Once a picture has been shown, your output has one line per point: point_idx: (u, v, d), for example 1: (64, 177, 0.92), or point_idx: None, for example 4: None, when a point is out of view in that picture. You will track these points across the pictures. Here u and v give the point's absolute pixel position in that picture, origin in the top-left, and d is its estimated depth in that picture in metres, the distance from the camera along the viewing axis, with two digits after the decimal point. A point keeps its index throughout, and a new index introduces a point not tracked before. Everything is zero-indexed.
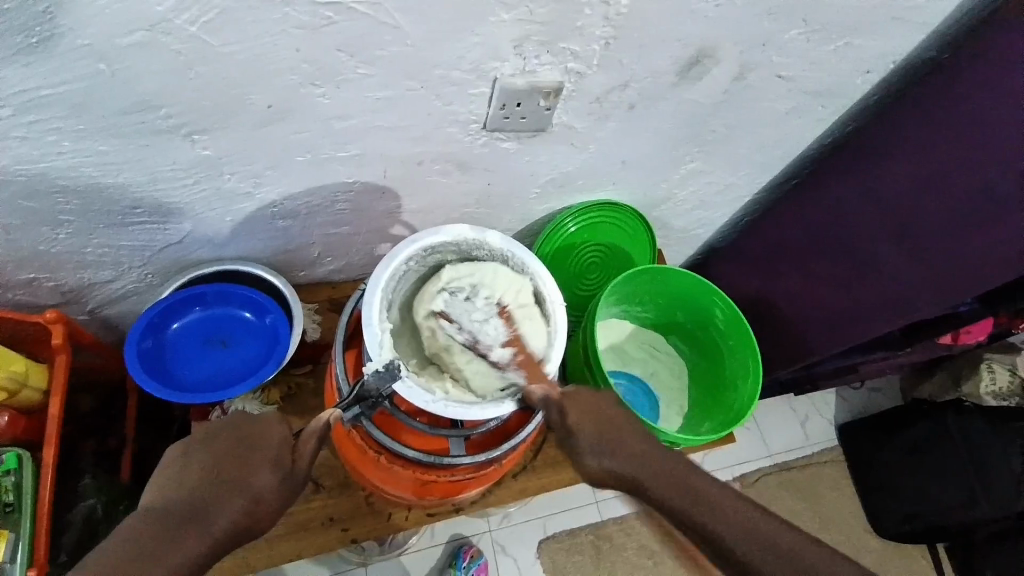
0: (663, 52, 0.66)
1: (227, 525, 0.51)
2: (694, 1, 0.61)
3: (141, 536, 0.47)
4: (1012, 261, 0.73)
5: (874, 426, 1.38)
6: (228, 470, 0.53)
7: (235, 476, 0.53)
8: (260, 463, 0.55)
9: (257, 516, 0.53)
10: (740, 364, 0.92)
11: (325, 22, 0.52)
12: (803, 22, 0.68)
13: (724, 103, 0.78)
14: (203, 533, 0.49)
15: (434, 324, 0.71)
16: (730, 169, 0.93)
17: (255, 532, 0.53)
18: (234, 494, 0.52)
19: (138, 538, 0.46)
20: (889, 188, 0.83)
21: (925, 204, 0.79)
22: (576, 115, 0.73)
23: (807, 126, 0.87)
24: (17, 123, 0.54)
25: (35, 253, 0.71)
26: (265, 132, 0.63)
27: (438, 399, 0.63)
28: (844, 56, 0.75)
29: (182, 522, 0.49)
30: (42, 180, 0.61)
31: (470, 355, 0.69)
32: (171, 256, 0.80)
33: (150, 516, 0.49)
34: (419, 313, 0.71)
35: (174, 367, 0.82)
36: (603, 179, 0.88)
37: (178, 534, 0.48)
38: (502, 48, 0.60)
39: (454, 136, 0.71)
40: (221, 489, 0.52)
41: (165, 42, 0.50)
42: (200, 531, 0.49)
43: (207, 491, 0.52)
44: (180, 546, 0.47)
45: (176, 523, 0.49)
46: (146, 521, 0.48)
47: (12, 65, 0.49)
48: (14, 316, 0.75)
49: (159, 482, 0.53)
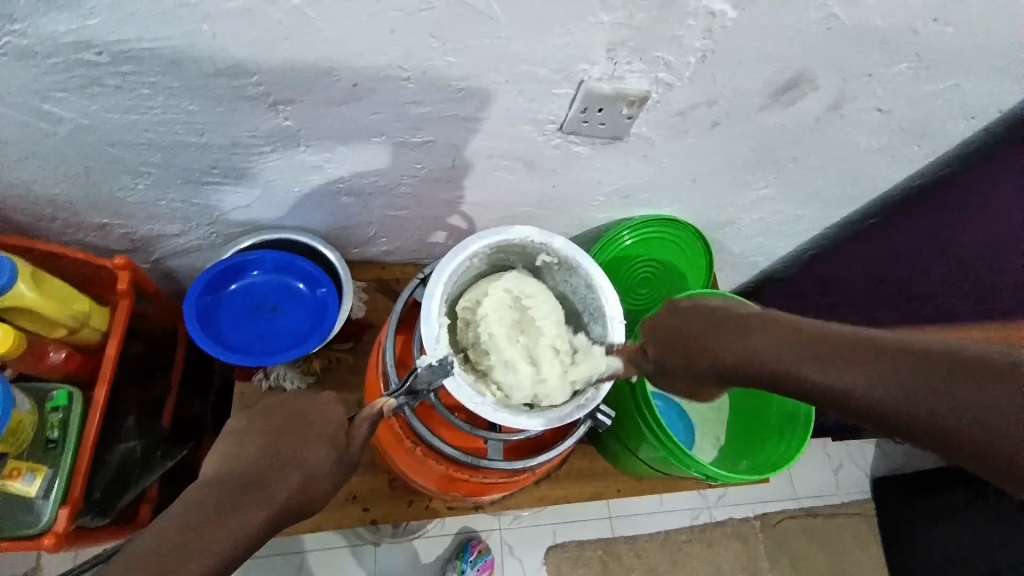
0: (758, 72, 0.64)
1: (284, 498, 0.52)
2: (802, 21, 0.58)
3: (198, 506, 0.48)
4: None
5: (910, 485, 1.32)
6: (284, 446, 0.55)
7: (292, 451, 0.55)
8: (315, 441, 0.56)
9: (311, 492, 0.54)
10: (787, 406, 0.89)
11: (424, 7, 0.51)
12: (914, 57, 0.64)
13: (812, 131, 0.74)
14: (262, 503, 0.50)
15: (472, 317, 0.71)
16: (803, 200, 0.90)
17: (306, 510, 0.54)
18: (289, 469, 0.53)
19: (193, 514, 0.48)
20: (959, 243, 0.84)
21: (1006, 261, 0.78)
22: (654, 127, 0.71)
23: (895, 164, 0.83)
24: (113, 73, 0.56)
25: (112, 199, 0.74)
26: (343, 110, 0.63)
27: (487, 403, 0.63)
28: (949, 97, 0.71)
29: (242, 495, 0.50)
30: (131, 130, 0.63)
31: (494, 359, 0.69)
32: (236, 218, 0.81)
33: (207, 491, 0.50)
34: (461, 300, 0.72)
35: (224, 327, 0.84)
36: (668, 195, 0.86)
37: (236, 509, 0.49)
38: (593, 51, 0.58)
39: (529, 133, 0.69)
40: (276, 464, 0.53)
41: (267, 11, 0.51)
42: (259, 500, 0.50)
43: (265, 464, 0.53)
44: (237, 519, 0.49)
45: (232, 497, 0.50)
46: (201, 496, 0.49)
47: (116, 14, 0.50)
48: (84, 257, 0.77)
49: (221, 452, 0.54)
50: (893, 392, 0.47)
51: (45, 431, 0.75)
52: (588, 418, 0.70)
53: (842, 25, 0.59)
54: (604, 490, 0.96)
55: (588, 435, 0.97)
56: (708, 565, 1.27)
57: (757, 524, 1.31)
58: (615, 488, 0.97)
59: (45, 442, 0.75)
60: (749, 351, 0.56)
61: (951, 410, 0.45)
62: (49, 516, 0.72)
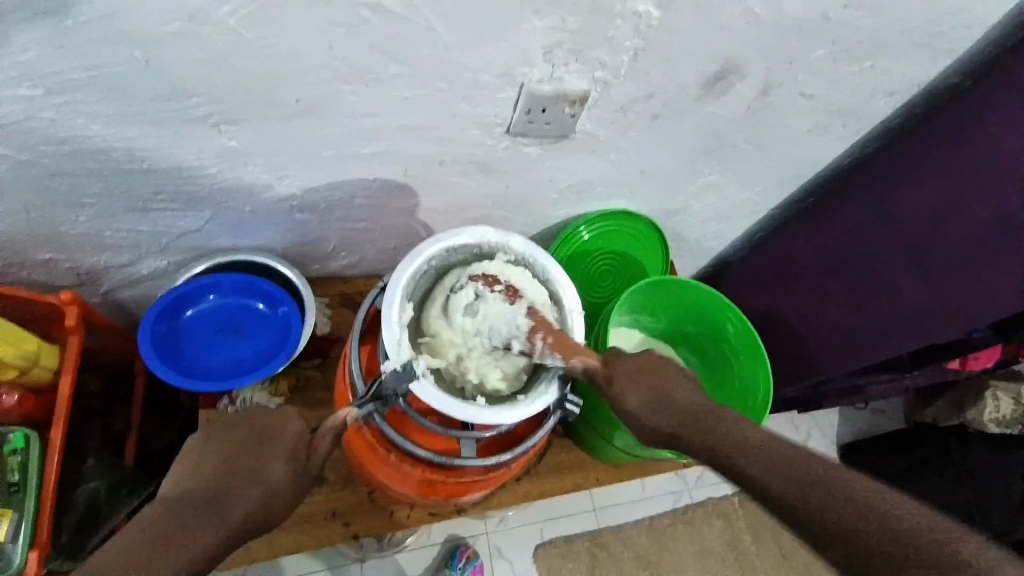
0: (690, 66, 0.67)
1: (245, 513, 0.52)
2: (723, 17, 0.61)
3: (156, 524, 0.47)
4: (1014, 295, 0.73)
5: (880, 445, 1.40)
6: (241, 464, 0.55)
7: (252, 468, 0.55)
8: (274, 454, 0.56)
9: (271, 507, 0.54)
10: (749, 380, 0.93)
11: (361, 21, 0.53)
12: (830, 43, 0.69)
13: (746, 119, 0.78)
14: (221, 519, 0.50)
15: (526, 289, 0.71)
16: (746, 184, 0.93)
17: (273, 520, 0.54)
18: (249, 485, 0.53)
19: (158, 528, 0.47)
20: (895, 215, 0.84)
21: (945, 227, 0.79)
22: (599, 123, 0.73)
23: (826, 145, 0.87)
24: (47, 104, 0.54)
25: (57, 234, 0.72)
26: (291, 125, 0.63)
27: (422, 381, 0.64)
28: (869, 78, 0.76)
29: (205, 510, 0.50)
30: (69, 161, 0.62)
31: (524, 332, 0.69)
32: (189, 243, 0.80)
33: (166, 511, 0.49)
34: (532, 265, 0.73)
35: (185, 354, 0.83)
36: (620, 188, 0.89)
37: (196, 523, 0.48)
38: (532, 54, 0.60)
39: (478, 138, 0.71)
40: (240, 477, 0.54)
41: (201, 33, 0.51)
42: (217, 517, 0.50)
43: (223, 482, 0.53)
44: (201, 531, 0.48)
45: (192, 513, 0.49)
46: (159, 516, 0.49)
47: (48, 45, 0.49)
48: (29, 295, 0.75)
49: (178, 478, 0.54)
50: (806, 492, 0.54)
51: (5, 475, 0.72)
52: (557, 409, 0.71)
53: (760, 18, 0.62)
54: (583, 482, 0.98)
55: (563, 429, 0.99)
56: (691, 545, 1.30)
57: (736, 500, 1.35)
58: (594, 477, 0.99)
59: (6, 486, 0.72)
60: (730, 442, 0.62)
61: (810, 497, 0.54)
62: (20, 560, 0.70)
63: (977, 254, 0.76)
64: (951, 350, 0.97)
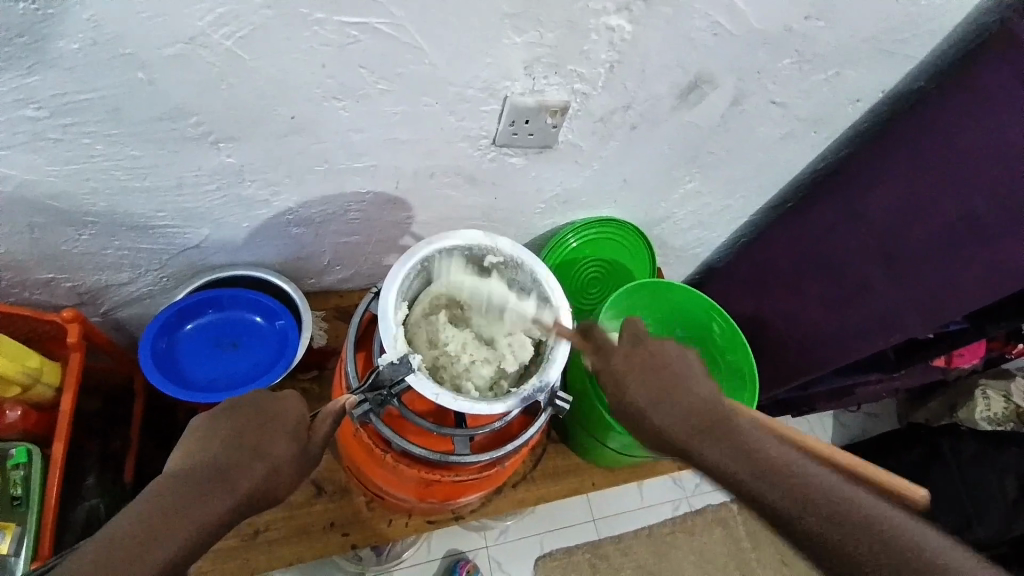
0: (662, 78, 0.71)
1: (250, 488, 0.53)
2: (691, 31, 0.65)
3: (162, 496, 0.49)
4: (986, 288, 0.77)
5: (868, 446, 1.43)
6: (250, 439, 0.56)
7: (257, 444, 0.56)
8: (276, 435, 0.57)
9: (276, 483, 0.55)
10: (736, 377, 0.95)
11: (350, 39, 0.56)
12: (795, 53, 0.72)
13: (720, 128, 0.82)
14: (227, 492, 0.52)
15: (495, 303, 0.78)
16: (726, 191, 0.97)
17: (273, 498, 0.56)
18: (253, 461, 0.54)
19: (166, 497, 0.49)
20: (872, 214, 0.88)
21: (916, 225, 0.82)
22: (580, 134, 0.76)
23: (799, 151, 0.91)
24: (53, 125, 0.57)
25: (58, 253, 0.74)
26: (288, 141, 0.66)
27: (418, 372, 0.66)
28: (834, 85, 0.80)
29: (212, 481, 0.52)
30: (72, 180, 0.64)
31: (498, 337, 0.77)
32: (187, 259, 0.83)
33: (175, 482, 0.51)
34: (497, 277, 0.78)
35: (185, 368, 0.84)
36: (604, 197, 0.92)
37: (201, 500, 0.50)
38: (513, 69, 0.64)
39: (465, 150, 0.74)
40: (247, 452, 0.55)
41: (201, 54, 0.54)
42: (224, 490, 0.52)
43: (230, 455, 0.54)
44: (205, 506, 0.50)
45: (197, 486, 0.51)
46: (167, 487, 0.50)
47: (57, 69, 0.52)
48: (31, 313, 0.77)
49: (186, 447, 0.55)
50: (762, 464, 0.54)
51: (8, 489, 0.73)
52: (548, 406, 0.74)
53: (728, 31, 0.66)
54: (579, 486, 0.99)
55: (558, 434, 1.01)
56: (691, 552, 1.31)
57: (734, 506, 1.37)
58: (589, 482, 1.00)
59: (8, 500, 0.73)
60: (762, 452, 0.55)
61: (862, 542, 0.48)
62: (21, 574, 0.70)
63: (944, 250, 0.79)
64: (937, 345, 0.99)
